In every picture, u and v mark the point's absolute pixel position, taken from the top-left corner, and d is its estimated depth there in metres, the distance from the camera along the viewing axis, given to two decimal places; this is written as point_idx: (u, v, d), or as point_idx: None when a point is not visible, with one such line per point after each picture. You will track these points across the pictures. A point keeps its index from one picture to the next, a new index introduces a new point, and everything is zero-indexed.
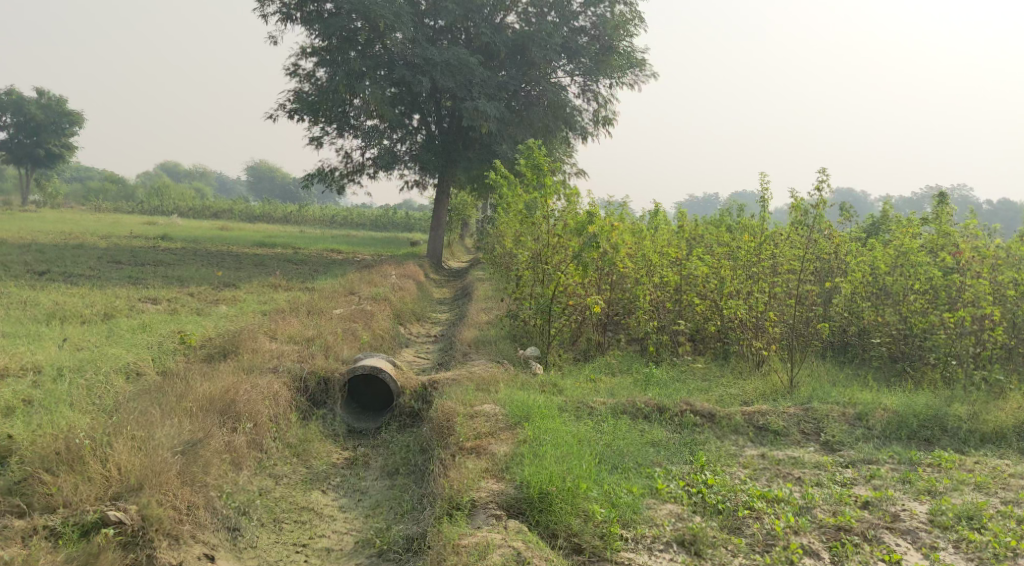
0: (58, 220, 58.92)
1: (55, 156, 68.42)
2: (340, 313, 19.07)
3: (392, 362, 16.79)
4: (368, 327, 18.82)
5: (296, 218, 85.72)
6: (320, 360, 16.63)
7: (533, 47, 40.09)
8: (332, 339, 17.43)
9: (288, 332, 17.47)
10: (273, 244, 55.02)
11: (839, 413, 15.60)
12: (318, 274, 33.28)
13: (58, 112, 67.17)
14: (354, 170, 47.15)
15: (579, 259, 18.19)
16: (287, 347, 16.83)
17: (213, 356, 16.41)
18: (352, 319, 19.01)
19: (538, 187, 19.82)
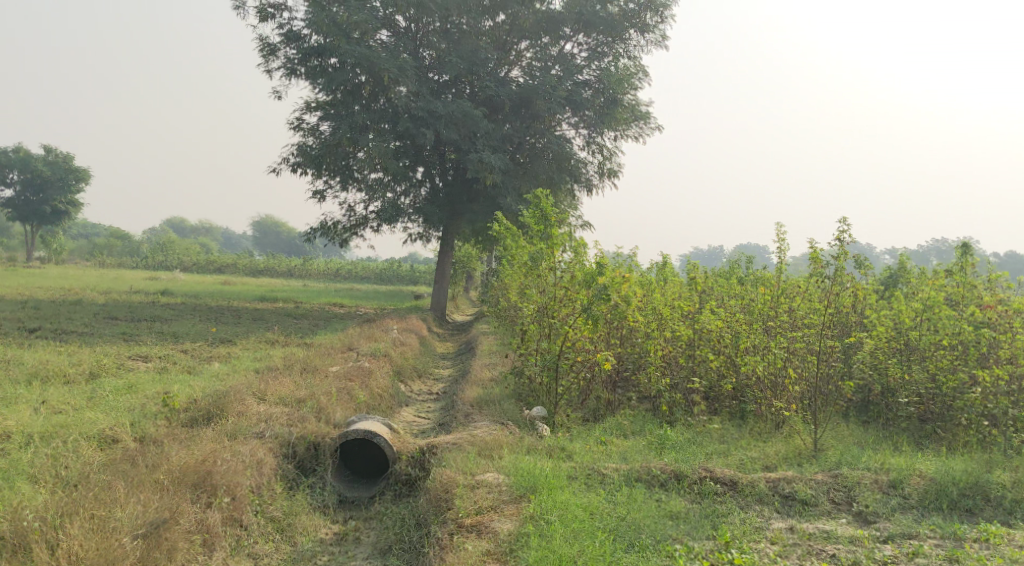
0: (59, 276, 58.25)
1: (61, 213, 67.67)
2: (335, 371, 18.18)
3: (388, 425, 15.85)
4: (365, 387, 17.92)
5: (301, 272, 85.08)
6: (311, 424, 15.72)
7: (538, 100, 39.69)
8: (325, 400, 16.53)
9: (278, 392, 16.60)
10: (274, 298, 54.25)
11: (872, 480, 14.61)
12: (319, 329, 32.47)
13: (64, 169, 66.78)
14: (357, 222, 46.51)
15: (588, 312, 17.35)
16: (276, 409, 15.92)
17: (196, 421, 15.54)
18: (348, 378, 18.12)
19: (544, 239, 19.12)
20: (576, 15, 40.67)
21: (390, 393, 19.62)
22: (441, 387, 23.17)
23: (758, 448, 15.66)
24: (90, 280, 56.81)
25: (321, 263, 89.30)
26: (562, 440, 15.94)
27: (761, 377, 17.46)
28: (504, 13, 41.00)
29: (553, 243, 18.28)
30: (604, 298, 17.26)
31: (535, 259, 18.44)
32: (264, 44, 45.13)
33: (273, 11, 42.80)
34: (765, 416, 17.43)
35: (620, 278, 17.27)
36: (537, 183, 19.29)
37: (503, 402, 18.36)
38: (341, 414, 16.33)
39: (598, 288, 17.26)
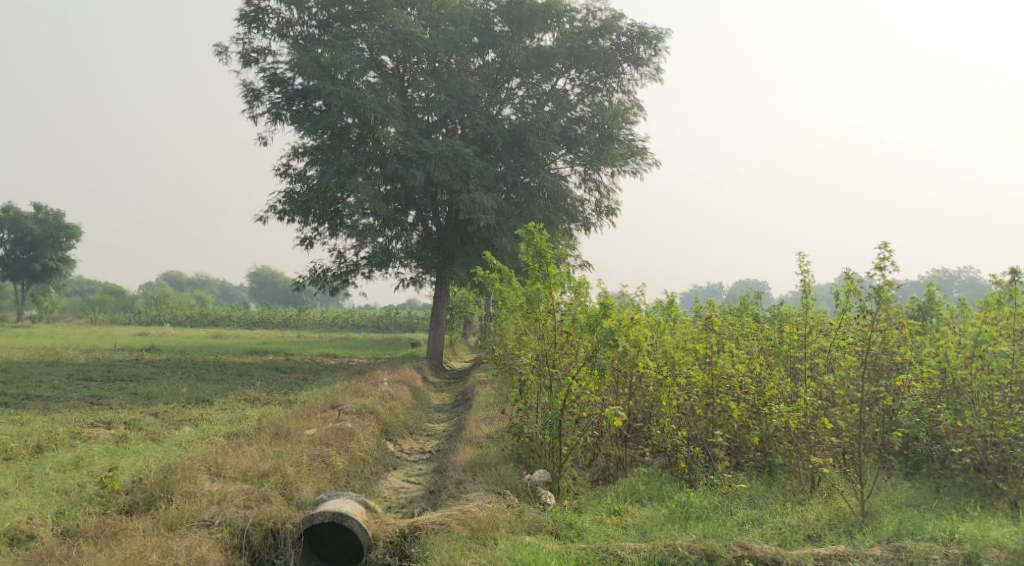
0: (46, 335, 56.26)
1: (53, 271, 65.91)
2: (310, 435, 16.30)
3: (363, 503, 14.05)
4: (344, 452, 16.03)
5: (296, 321, 83.12)
6: (272, 505, 13.92)
7: (531, 137, 38.09)
8: (293, 473, 14.68)
9: (240, 465, 14.75)
10: (266, 350, 52.24)
11: (941, 554, 12.64)
12: (305, 384, 30.59)
13: (55, 226, 65.02)
14: (349, 270, 44.71)
15: (592, 357, 15.50)
16: (232, 487, 14.11)
17: (136, 506, 13.75)
18: (324, 443, 16.25)
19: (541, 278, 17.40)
20: (568, 50, 39.15)
21: (374, 458, 17.71)
22: (435, 444, 21.22)
23: (797, 512, 13.73)
24: (77, 338, 54.90)
25: (317, 313, 87.32)
26: (568, 513, 14.01)
27: (791, 427, 15.53)
28: (493, 50, 39.56)
29: (551, 283, 16.51)
30: (611, 342, 15.41)
31: (532, 301, 16.68)
32: (248, 90, 43.62)
33: (256, 55, 41.34)
34: (799, 471, 15.48)
35: (629, 319, 15.45)
36: (530, 217, 17.55)
37: (502, 464, 16.43)
38: (310, 492, 14.45)
39: (604, 331, 15.43)
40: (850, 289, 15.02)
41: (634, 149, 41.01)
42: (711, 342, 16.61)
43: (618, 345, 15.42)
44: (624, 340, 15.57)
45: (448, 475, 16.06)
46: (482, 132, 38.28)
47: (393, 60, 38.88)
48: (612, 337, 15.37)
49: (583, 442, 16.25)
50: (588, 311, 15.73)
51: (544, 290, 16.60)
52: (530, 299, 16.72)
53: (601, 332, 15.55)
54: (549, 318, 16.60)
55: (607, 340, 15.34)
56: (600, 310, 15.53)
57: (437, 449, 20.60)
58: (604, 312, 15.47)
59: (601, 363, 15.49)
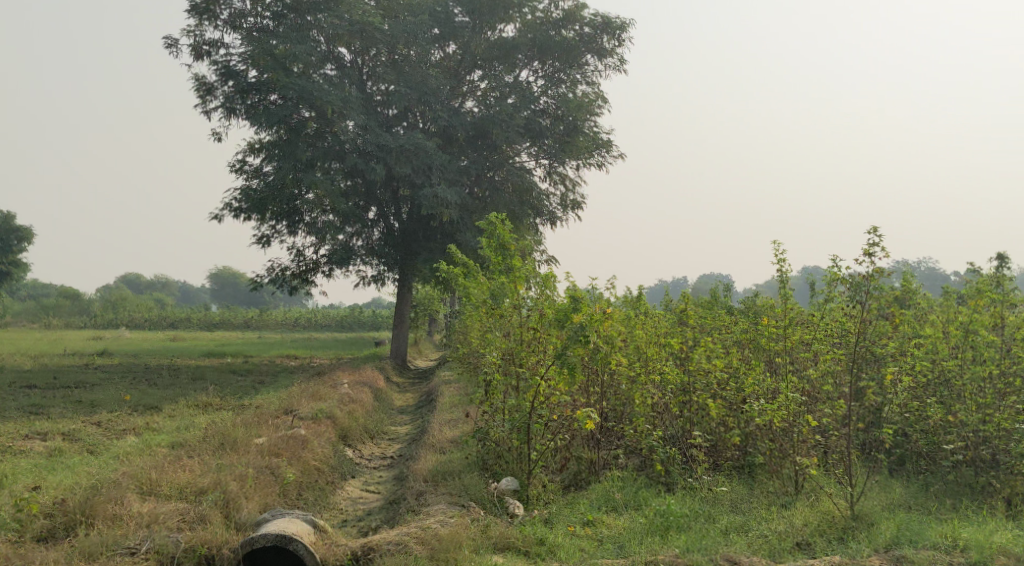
0: None
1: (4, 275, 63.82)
2: (258, 444, 15.23)
3: (310, 522, 13.07)
4: (294, 463, 15.00)
5: (258, 322, 81.47)
6: (209, 527, 12.89)
7: (495, 129, 37.04)
8: (236, 489, 13.65)
9: (176, 481, 13.69)
10: (224, 352, 50.78)
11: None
12: (262, 387, 29.43)
13: (5, 229, 63.04)
14: (308, 268, 43.43)
15: (563, 354, 14.55)
16: (165, 507, 13.09)
17: (56, 532, 12.68)
18: (273, 453, 15.17)
19: (505, 273, 16.41)
20: (530, 40, 38.19)
21: (330, 466, 16.63)
22: (397, 449, 20.14)
23: (784, 519, 12.88)
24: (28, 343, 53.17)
25: (279, 313, 85.72)
26: (539, 527, 13.07)
27: (773, 426, 14.61)
28: (453, 41, 38.48)
29: (517, 277, 15.59)
30: (583, 338, 14.47)
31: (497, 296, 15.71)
32: (200, 84, 42.18)
33: (207, 47, 39.95)
34: (783, 472, 14.61)
35: (601, 313, 14.52)
36: (493, 209, 16.57)
37: (468, 471, 15.42)
38: (252, 510, 13.45)
39: (575, 326, 14.48)
40: (835, 278, 14.22)
41: (599, 142, 40.09)
42: (686, 338, 15.71)
43: (589, 341, 14.49)
44: (596, 335, 14.64)
45: (409, 485, 15.03)
46: (444, 125, 37.14)
47: (351, 52, 37.69)
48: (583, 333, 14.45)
49: (553, 444, 15.28)
50: (557, 305, 14.78)
51: (510, 284, 15.63)
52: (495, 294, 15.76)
53: (572, 327, 14.61)
54: (515, 315, 15.64)
55: (578, 335, 14.40)
56: (570, 304, 14.58)
57: (399, 454, 19.52)
58: (575, 306, 14.53)
59: (572, 361, 14.54)
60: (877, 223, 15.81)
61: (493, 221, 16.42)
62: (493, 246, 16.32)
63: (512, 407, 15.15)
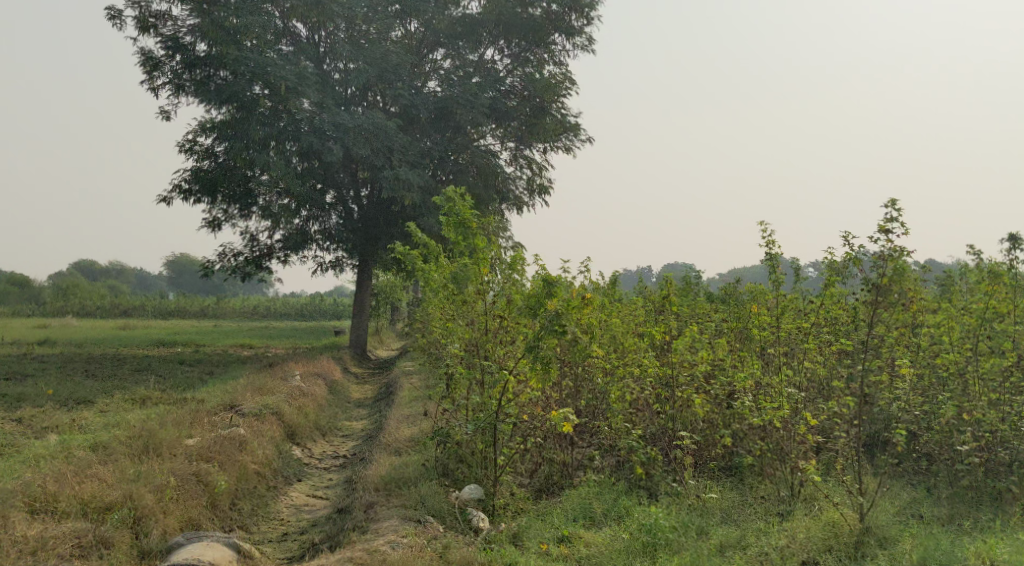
0: None
1: None
2: (187, 447, 14.10)
3: (234, 546, 12.37)
4: (227, 469, 13.95)
5: (215, 311, 78.97)
6: (115, 554, 12.10)
7: (458, 110, 35.28)
8: (151, 506, 12.73)
9: (84, 492, 12.67)
10: (176, 341, 48.64)
11: None
12: (209, 378, 27.73)
13: None
14: (261, 254, 41.46)
15: (533, 346, 13.00)
16: (66, 527, 12.19)
17: None
18: (203, 457, 14.09)
19: (468, 255, 14.76)
20: (496, 17, 36.47)
21: (274, 470, 15.05)
22: (351, 448, 18.48)
23: (785, 533, 11.90)
24: None
25: (238, 301, 83.32)
26: (508, 551, 11.78)
27: (769, 429, 13.19)
28: (414, 17, 36.67)
29: (480, 259, 14.17)
30: (558, 327, 12.90)
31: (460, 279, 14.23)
32: (147, 58, 40.01)
33: (154, 19, 37.83)
34: (772, 478, 13.25)
35: (578, 301, 12.96)
36: (453, 183, 14.97)
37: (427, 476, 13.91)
38: (167, 530, 12.63)
39: (547, 315, 12.93)
40: (851, 259, 12.86)
41: (567, 125, 38.47)
42: (671, 327, 14.21)
43: (565, 330, 12.94)
44: (571, 325, 13.08)
45: (359, 494, 13.56)
46: (404, 104, 35.25)
47: (307, 28, 35.75)
48: (557, 321, 12.88)
49: (524, 446, 13.78)
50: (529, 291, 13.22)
51: (474, 267, 14.14)
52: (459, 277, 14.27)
53: (543, 314, 13.05)
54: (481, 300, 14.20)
55: (550, 324, 12.84)
56: (542, 289, 13.02)
57: (353, 453, 17.86)
58: (549, 292, 12.97)
59: (544, 353, 12.99)
60: (893, 198, 14.62)
61: (453, 196, 14.86)
62: (453, 225, 14.75)
63: (477, 404, 13.70)
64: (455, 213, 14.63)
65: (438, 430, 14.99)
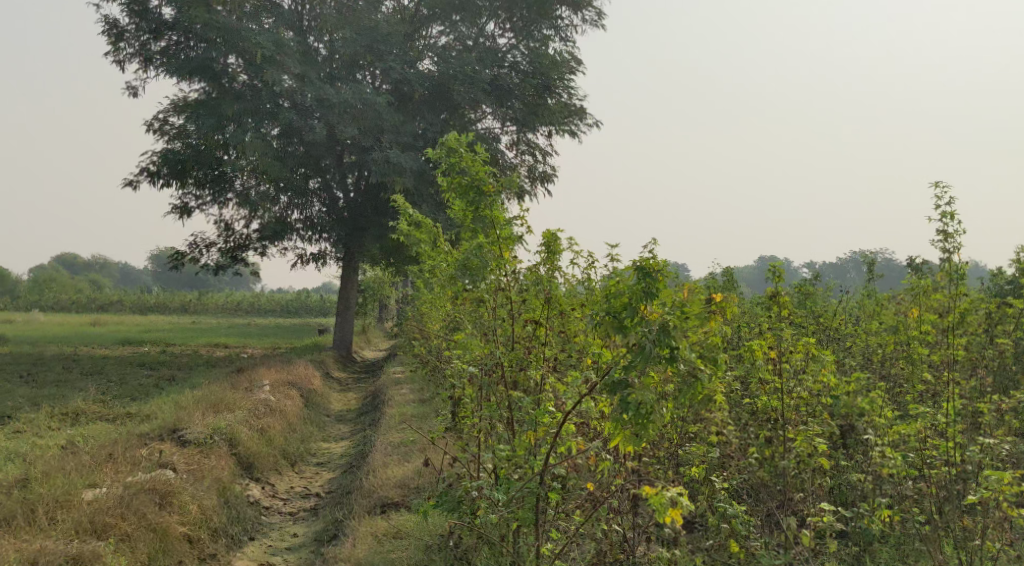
0: None
1: None
2: (78, 508, 10.75)
3: None
4: (133, 545, 10.65)
5: (196, 306, 74.79)
6: None
7: (457, 87, 30.97)
8: None
9: None
10: (146, 339, 44.50)
11: None
12: (165, 386, 23.85)
13: None
14: (237, 244, 37.35)
15: (612, 369, 10.00)
16: None
17: None
18: (99, 528, 10.66)
19: (492, 240, 11.30)
20: None
21: (209, 533, 11.56)
22: (327, 483, 14.46)
23: None
24: None
25: (221, 295, 79.03)
26: None
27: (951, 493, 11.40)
28: None
29: (506, 246, 11.24)
30: (667, 349, 9.93)
31: (478, 265, 11.24)
32: (113, 28, 35.98)
33: None
34: (910, 546, 11.92)
35: (694, 309, 10.17)
36: (455, 132, 11.38)
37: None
38: None
39: (645, 324, 10.02)
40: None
41: (573, 108, 34.45)
42: (779, 341, 11.27)
43: (678, 351, 9.99)
44: (685, 349, 10.09)
45: None
46: (397, 79, 30.89)
47: None
48: (662, 340, 9.91)
49: (587, 523, 10.74)
50: (614, 288, 10.34)
51: (494, 253, 11.17)
52: (475, 265, 11.26)
53: (637, 326, 10.17)
54: (510, 296, 11.22)
55: (651, 342, 9.86)
56: (635, 291, 10.15)
57: (329, 491, 13.93)
58: (650, 295, 10.07)
59: (635, 385, 9.95)
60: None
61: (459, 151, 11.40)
62: (460, 192, 11.42)
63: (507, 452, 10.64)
64: (467, 176, 11.32)
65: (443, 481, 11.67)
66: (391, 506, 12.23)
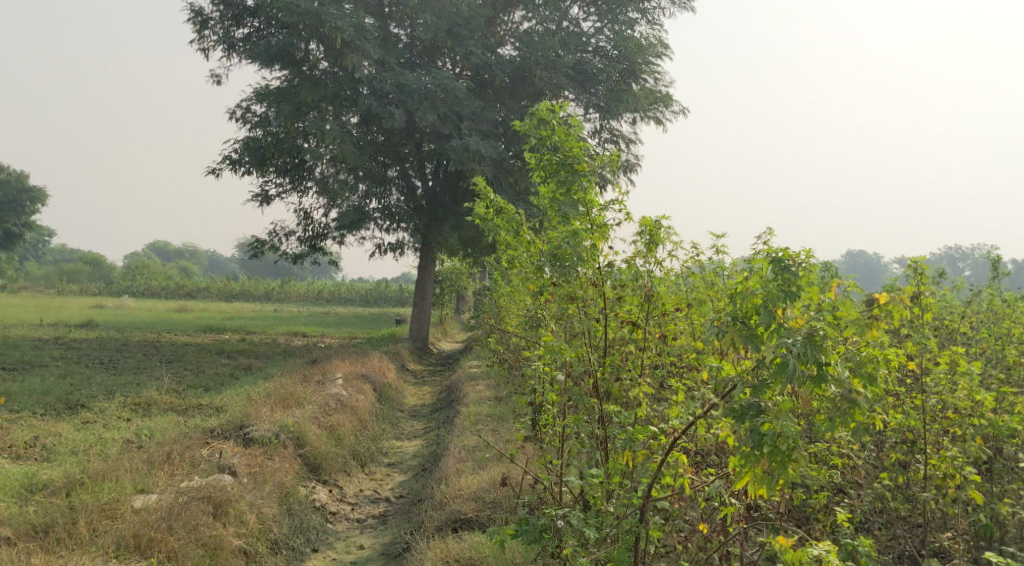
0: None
1: (16, 238, 61.77)
2: (124, 519, 10.21)
3: None
4: (180, 560, 10.06)
5: (278, 295, 75.36)
6: None
7: (539, 71, 29.84)
8: None
9: None
10: (228, 327, 44.63)
11: None
12: (238, 376, 23.46)
13: (18, 189, 60.88)
14: (317, 234, 37.00)
15: (740, 385, 9.01)
16: None
17: None
18: (143, 541, 10.08)
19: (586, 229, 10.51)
20: None
21: (269, 544, 11.00)
22: (398, 486, 13.71)
23: None
24: (19, 311, 47.78)
25: (303, 284, 79.51)
26: None
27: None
28: None
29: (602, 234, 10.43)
30: (814, 365, 8.82)
31: (570, 254, 10.32)
32: (198, 15, 35.89)
33: None
34: None
35: (848, 314, 9.52)
36: (547, 101, 10.74)
37: None
38: None
39: (784, 335, 8.98)
40: None
41: (658, 95, 33.18)
42: (922, 350, 10.84)
43: (826, 369, 8.90)
44: (836, 364, 8.98)
45: None
46: (477, 64, 29.97)
47: None
48: (806, 355, 8.80)
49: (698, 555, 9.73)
50: (744, 290, 9.37)
51: (588, 238, 10.33)
52: (568, 254, 10.32)
53: (771, 338, 9.19)
54: (603, 292, 10.45)
55: (794, 357, 8.78)
56: (769, 295, 9.19)
57: (399, 496, 13.21)
58: (790, 295, 9.09)
59: (765, 407, 8.93)
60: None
61: (552, 129, 10.89)
62: (551, 171, 10.89)
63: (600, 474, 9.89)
64: (558, 155, 10.79)
65: (522, 503, 10.79)
66: (465, 523, 11.40)
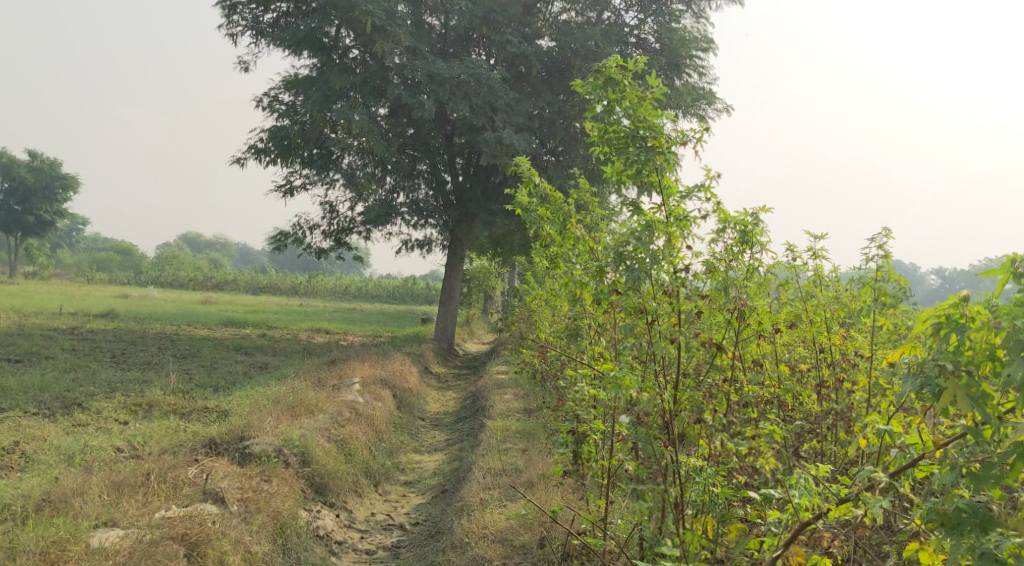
0: (16, 294, 48.14)
1: (48, 225, 61.10)
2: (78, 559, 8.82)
3: None
4: None
5: (306, 289, 74.26)
6: None
7: (577, 62, 28.00)
8: None
9: None
10: (251, 321, 43.35)
11: None
12: (251, 376, 22.11)
13: (51, 177, 60.14)
14: (342, 228, 35.64)
15: (959, 473, 7.38)
16: None
17: None
18: None
19: (655, 222, 8.98)
20: None
21: None
22: (414, 512, 12.21)
23: None
24: (43, 299, 46.82)
25: (330, 279, 78.41)
26: None
27: None
28: None
29: (677, 238, 9.05)
30: None
31: (642, 252, 8.85)
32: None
33: None
34: None
35: None
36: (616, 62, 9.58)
37: None
38: None
39: None
40: None
41: (700, 92, 31.38)
42: None
43: None
44: None
45: None
46: (513, 53, 28.17)
47: None
48: None
49: None
50: (978, 325, 7.47)
51: (669, 235, 8.93)
52: (640, 253, 8.84)
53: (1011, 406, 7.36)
54: (678, 305, 9.02)
55: None
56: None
57: (416, 525, 11.77)
58: None
59: (997, 513, 7.38)
60: None
61: (623, 95, 9.62)
62: (621, 148, 9.57)
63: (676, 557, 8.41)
64: (630, 129, 9.50)
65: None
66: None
